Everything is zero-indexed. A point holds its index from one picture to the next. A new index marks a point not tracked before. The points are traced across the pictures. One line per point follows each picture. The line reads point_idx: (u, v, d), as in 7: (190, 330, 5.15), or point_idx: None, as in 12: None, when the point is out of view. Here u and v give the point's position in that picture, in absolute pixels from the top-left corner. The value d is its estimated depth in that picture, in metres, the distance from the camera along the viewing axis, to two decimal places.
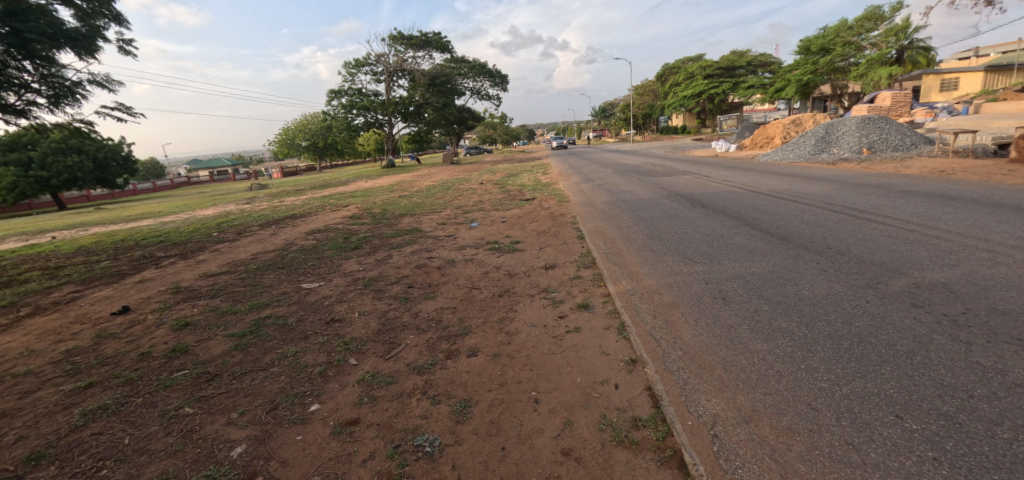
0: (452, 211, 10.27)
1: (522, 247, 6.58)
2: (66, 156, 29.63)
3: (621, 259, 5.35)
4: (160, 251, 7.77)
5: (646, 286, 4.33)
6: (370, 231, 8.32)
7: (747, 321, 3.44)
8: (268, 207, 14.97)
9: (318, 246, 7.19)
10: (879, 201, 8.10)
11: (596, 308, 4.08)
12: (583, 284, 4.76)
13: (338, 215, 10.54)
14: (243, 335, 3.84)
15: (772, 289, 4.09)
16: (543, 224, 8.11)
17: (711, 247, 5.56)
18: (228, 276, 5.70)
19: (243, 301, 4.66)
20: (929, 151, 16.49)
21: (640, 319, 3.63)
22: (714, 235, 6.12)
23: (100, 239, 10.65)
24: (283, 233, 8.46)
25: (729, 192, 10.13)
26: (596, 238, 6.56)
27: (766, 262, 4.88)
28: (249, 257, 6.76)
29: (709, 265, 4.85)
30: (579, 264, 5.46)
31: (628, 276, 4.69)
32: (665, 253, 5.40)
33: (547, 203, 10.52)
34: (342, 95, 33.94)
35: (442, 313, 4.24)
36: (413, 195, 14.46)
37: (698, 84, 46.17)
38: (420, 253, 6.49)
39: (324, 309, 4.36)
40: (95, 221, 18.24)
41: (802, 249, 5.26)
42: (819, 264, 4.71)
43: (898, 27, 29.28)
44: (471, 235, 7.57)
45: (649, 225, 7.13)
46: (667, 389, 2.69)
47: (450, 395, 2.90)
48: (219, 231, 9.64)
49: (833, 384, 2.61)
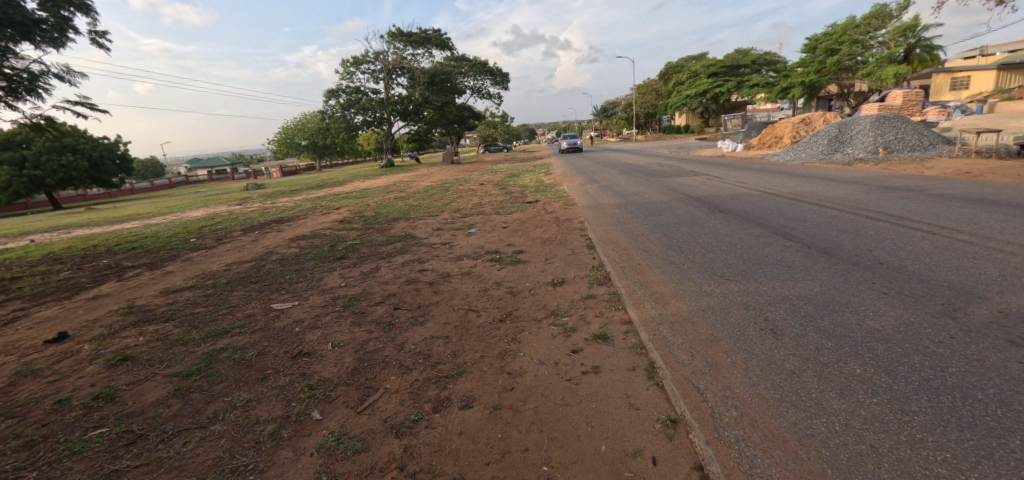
0: (449, 215, 9.59)
1: (525, 258, 5.89)
2: (60, 155, 29.00)
3: (639, 275, 4.65)
4: (129, 261, 7.10)
5: (675, 312, 3.64)
6: (359, 238, 7.64)
7: (810, 365, 2.75)
8: (258, 209, 14.26)
9: (299, 256, 6.52)
10: (917, 207, 7.35)
11: (616, 340, 3.39)
12: (597, 307, 4.06)
13: (328, 218, 9.87)
14: (187, 375, 3.17)
15: (829, 317, 3.40)
16: (548, 230, 7.43)
17: (741, 261, 4.86)
18: (191, 293, 5.02)
19: (199, 327, 3.97)
20: (950, 151, 15.78)
21: (675, 359, 2.93)
22: (742, 246, 5.42)
23: (76, 244, 9.98)
24: (266, 240, 7.79)
25: (746, 196, 9.39)
26: (608, 248, 5.86)
27: (811, 281, 4.18)
28: (221, 268, 6.09)
29: (745, 284, 4.16)
30: (591, 280, 4.76)
31: (651, 298, 3.99)
32: (691, 268, 4.70)
33: (552, 206, 9.85)
34: (340, 94, 33.28)
35: (431, 345, 3.54)
36: (409, 197, 13.76)
37: (702, 83, 45.49)
38: (411, 265, 5.79)
39: (292, 339, 3.69)
40: (81, 222, 17.58)
41: (850, 264, 4.56)
42: (875, 284, 4.01)
43: (905, 26, 28.48)
44: (469, 243, 6.89)
45: (666, 233, 6.43)
46: (726, 473, 2.01)
47: (435, 473, 2.22)
48: (199, 236, 8.95)
49: (954, 471, 1.93)
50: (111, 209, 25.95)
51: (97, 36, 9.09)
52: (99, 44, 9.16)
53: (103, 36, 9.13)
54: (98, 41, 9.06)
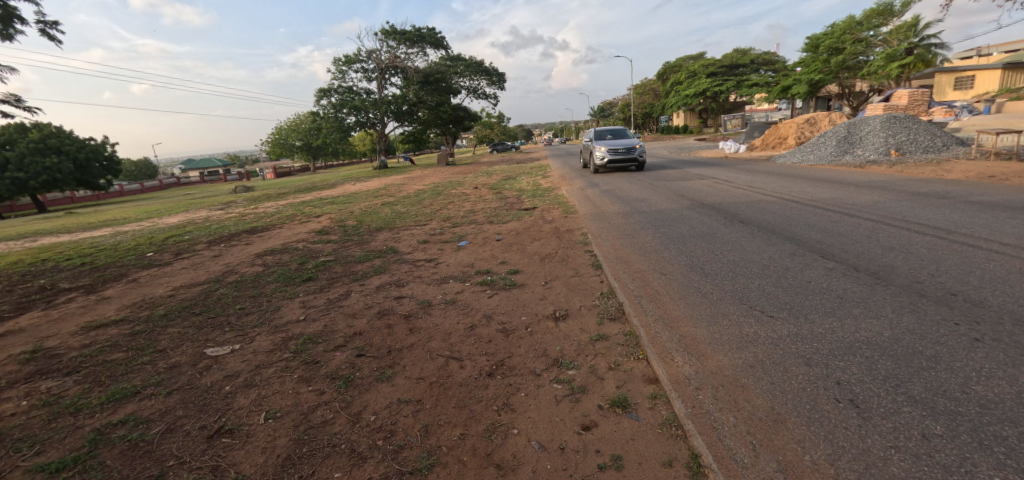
0: (439, 224, 8.76)
1: (521, 281, 5.03)
2: (45, 157, 27.97)
3: (660, 308, 3.82)
4: (68, 282, 6.19)
5: (717, 368, 2.80)
6: (334, 253, 6.76)
7: (930, 472, 1.93)
8: (237, 215, 13.31)
9: (260, 277, 5.63)
10: (963, 217, 6.52)
11: (641, 412, 2.55)
12: (612, 355, 3.21)
13: (305, 228, 9.01)
14: (56, 469, 2.31)
15: (922, 381, 2.59)
16: (547, 244, 6.56)
17: (781, 289, 4.03)
18: (115, 331, 4.15)
19: (103, 386, 3.13)
20: (966, 152, 15.08)
21: (729, 456, 2.10)
22: (777, 268, 4.61)
23: (29, 256, 9.07)
24: (229, 255, 6.90)
25: (764, 202, 8.58)
26: (617, 269, 5.03)
27: (876, 321, 3.36)
28: (165, 293, 5.20)
29: (795, 325, 3.32)
30: (602, 313, 3.91)
31: (681, 345, 3.13)
32: (723, 299, 3.87)
33: (551, 214, 9.05)
34: (331, 94, 32.49)
35: (396, 415, 2.69)
36: (397, 202, 12.87)
37: (701, 83, 44.72)
38: (387, 290, 4.92)
39: (216, 406, 2.83)
40: (53, 228, 16.54)
41: (916, 296, 3.73)
42: (959, 326, 3.20)
43: (907, 25, 27.82)
44: (457, 260, 6.04)
45: (682, 249, 5.58)
46: None
47: None
48: (162, 249, 8.07)
49: None
50: (91, 213, 24.98)
51: (47, 26, 8.25)
52: (49, 35, 8.34)
53: (53, 26, 8.29)
54: (48, 31, 8.22)
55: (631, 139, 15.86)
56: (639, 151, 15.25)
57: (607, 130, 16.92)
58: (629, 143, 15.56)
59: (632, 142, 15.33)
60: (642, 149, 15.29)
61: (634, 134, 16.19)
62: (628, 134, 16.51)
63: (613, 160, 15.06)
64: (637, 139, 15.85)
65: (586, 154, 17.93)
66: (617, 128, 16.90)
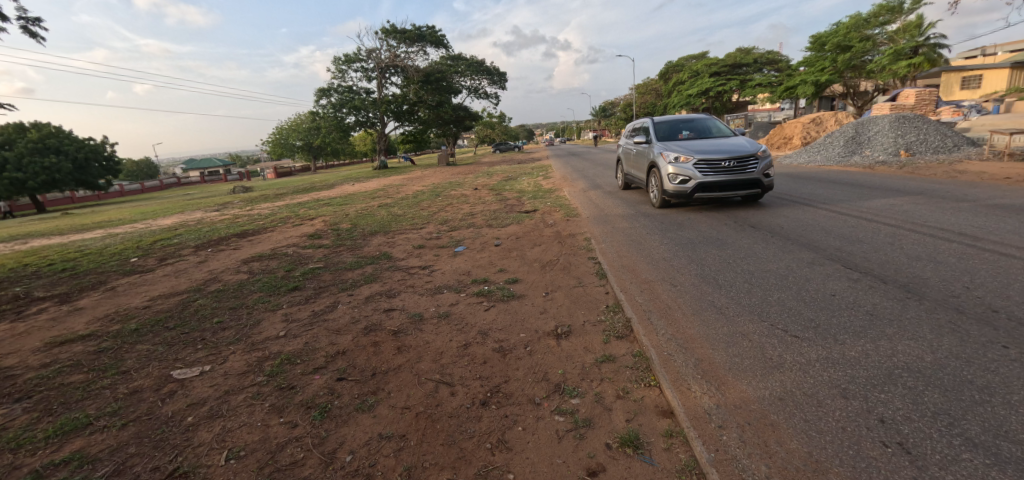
0: (436, 227, 8.45)
1: (520, 292, 4.70)
2: (44, 157, 27.73)
3: (673, 327, 3.46)
4: (44, 290, 5.89)
5: (741, 402, 2.47)
6: (324, 259, 6.42)
7: None
8: (230, 217, 12.99)
9: (244, 286, 5.31)
10: (989, 222, 6.15)
11: (655, 455, 2.22)
12: (621, 380, 2.88)
13: (297, 231, 8.70)
14: None
15: (978, 418, 2.25)
16: (548, 250, 6.23)
17: (804, 304, 3.69)
18: (81, 348, 3.83)
19: (53, 415, 2.81)
20: (978, 152, 14.70)
21: None
22: (798, 279, 4.25)
23: (13, 260, 8.77)
24: (215, 261, 6.60)
25: (773, 205, 8.23)
26: (624, 279, 4.68)
27: (915, 342, 3.01)
28: (140, 304, 4.87)
29: (826, 348, 2.98)
30: (608, 331, 3.56)
31: (697, 372, 2.80)
32: (740, 316, 3.53)
33: (552, 217, 8.72)
34: (331, 93, 32.21)
35: (376, 454, 2.36)
36: (394, 204, 12.52)
37: (704, 82, 44.21)
38: (377, 302, 4.59)
39: (174, 442, 2.51)
40: (48, 229, 16.28)
41: (954, 314, 3.38)
42: (1011, 350, 2.85)
43: (913, 24, 28.17)
44: (453, 267, 5.72)
45: (693, 258, 5.23)
46: None
47: None
48: (148, 253, 7.77)
49: None
50: (89, 213, 24.72)
51: (28, 23, 7.99)
52: (31, 33, 8.10)
53: (34, 22, 8.04)
54: (29, 28, 7.97)
55: (734, 139, 7.95)
56: (759, 162, 7.30)
57: (676, 121, 9.08)
58: (734, 146, 7.73)
59: (746, 145, 7.47)
60: (764, 161, 7.49)
61: (734, 129, 8.38)
62: (721, 129, 8.67)
63: (708, 184, 7.24)
64: (746, 139, 8.04)
65: (633, 165, 10.07)
66: (692, 118, 9.11)
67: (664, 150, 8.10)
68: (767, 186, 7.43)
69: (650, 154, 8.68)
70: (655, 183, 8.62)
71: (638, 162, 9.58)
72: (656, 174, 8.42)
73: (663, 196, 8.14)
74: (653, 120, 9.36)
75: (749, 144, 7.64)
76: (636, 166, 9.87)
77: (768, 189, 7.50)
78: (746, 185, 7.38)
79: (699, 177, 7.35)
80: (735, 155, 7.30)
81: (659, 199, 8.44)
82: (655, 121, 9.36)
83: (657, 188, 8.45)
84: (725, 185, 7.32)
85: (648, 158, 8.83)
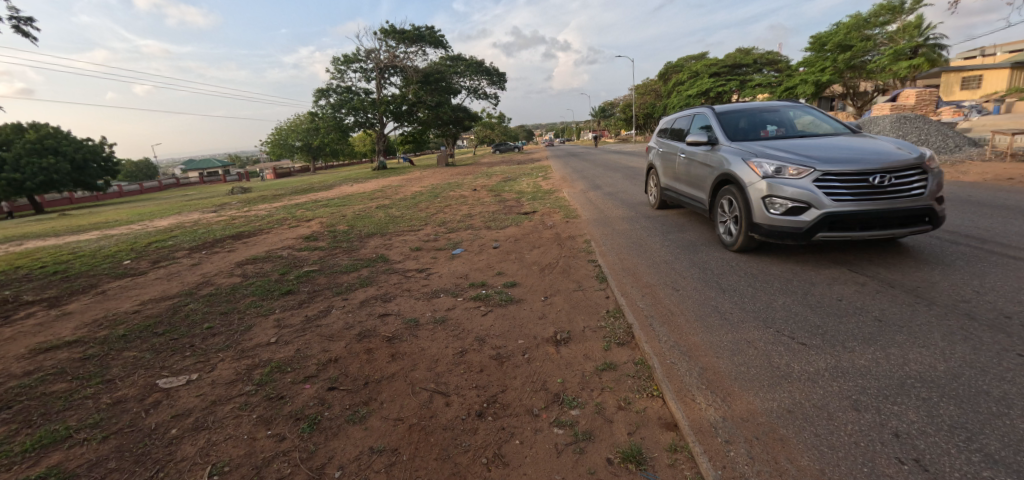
0: (434, 229, 8.35)
1: (519, 295, 4.60)
2: (42, 157, 27.57)
3: (675, 334, 3.36)
4: (34, 293, 5.78)
5: (748, 414, 2.37)
6: (320, 262, 6.31)
7: None
8: (227, 219, 12.87)
9: (237, 289, 5.21)
10: (995, 224, 6.05)
11: (659, 471, 2.11)
12: (622, 389, 2.78)
13: (294, 233, 8.60)
14: None
15: (998, 432, 2.15)
16: (547, 253, 6.13)
17: (810, 310, 3.59)
18: (66, 354, 3.72)
19: (32, 427, 2.70)
20: (979, 153, 14.63)
21: None
22: (803, 284, 4.15)
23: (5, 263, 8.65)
24: (209, 264, 6.50)
25: None
26: (625, 283, 4.57)
27: (927, 350, 2.91)
28: (130, 309, 4.76)
29: (834, 356, 2.88)
30: (609, 338, 3.45)
31: (701, 381, 2.70)
32: (745, 322, 3.42)
33: (552, 219, 8.62)
34: (330, 93, 32.15)
35: (366, 470, 2.26)
36: (392, 205, 12.41)
37: (704, 83, 44.06)
38: (373, 306, 4.49)
39: (156, 456, 2.40)
40: (45, 231, 16.18)
41: (965, 320, 3.28)
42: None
43: (912, 24, 28.24)
44: (450, 270, 5.62)
45: (695, 261, 5.12)
46: None
47: None
48: (143, 255, 7.66)
49: None
50: (86, 214, 24.55)
51: (20, 22, 7.90)
52: (23, 32, 8.00)
53: (27, 22, 7.95)
54: (21, 27, 7.88)
55: (862, 140, 4.90)
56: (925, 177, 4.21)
57: (748, 111, 6.11)
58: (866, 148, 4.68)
59: (895, 149, 4.43)
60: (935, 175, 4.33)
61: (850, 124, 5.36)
62: (822, 126, 5.67)
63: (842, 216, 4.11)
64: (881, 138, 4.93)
65: (675, 176, 7.13)
66: (771, 109, 6.11)
67: (745, 160, 5.01)
68: (940, 221, 4.28)
69: (713, 165, 5.65)
70: (722, 210, 5.56)
71: (687, 174, 6.55)
72: (727, 196, 5.33)
73: (744, 235, 5.02)
74: (710, 112, 6.36)
75: (898, 148, 4.53)
76: (681, 177, 6.83)
77: (938, 225, 4.36)
78: (904, 221, 4.23)
79: (825, 204, 4.18)
80: (887, 167, 4.17)
81: (733, 237, 5.30)
82: (712, 113, 6.36)
83: (728, 218, 5.39)
84: (872, 221, 4.17)
85: (708, 170, 5.80)
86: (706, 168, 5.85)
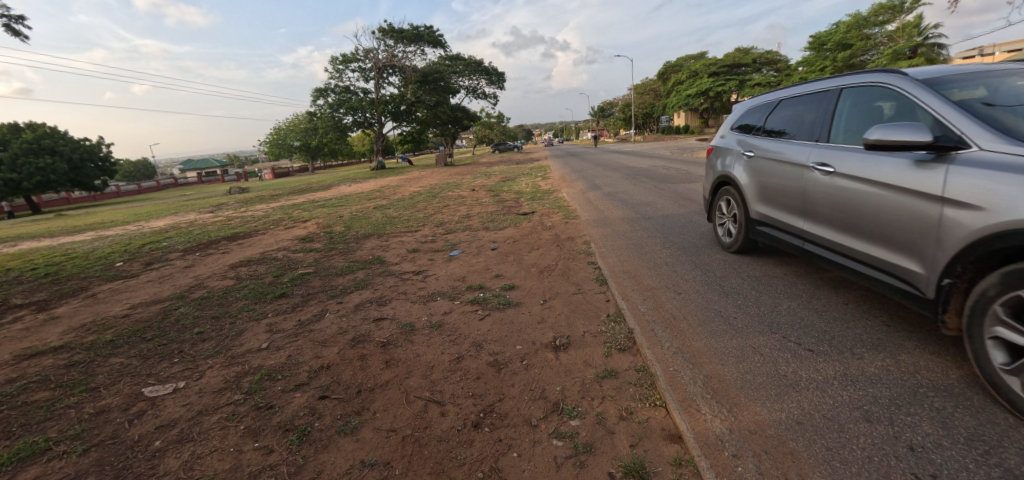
0: (431, 230, 8.24)
1: (517, 299, 4.49)
2: (39, 157, 27.40)
3: (678, 340, 3.25)
4: (23, 296, 5.67)
5: (756, 426, 2.28)
6: (315, 264, 6.20)
7: None
8: (224, 219, 12.76)
9: (229, 292, 5.10)
10: None
11: None
12: (624, 398, 2.68)
13: (290, 234, 8.49)
14: None
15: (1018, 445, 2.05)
16: (546, 255, 6.03)
17: (817, 315, 3.48)
18: (51, 361, 3.61)
19: (10, 439, 2.60)
20: None
21: None
22: (809, 287, 4.05)
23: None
24: (202, 266, 6.39)
25: None
26: (625, 286, 4.46)
27: (939, 356, 2.82)
28: (119, 313, 4.65)
29: (844, 364, 2.78)
30: (610, 344, 3.35)
31: (706, 390, 2.60)
32: (750, 328, 3.32)
33: (551, 220, 8.52)
34: (328, 93, 32.04)
35: None
36: (390, 206, 12.28)
37: (703, 82, 43.85)
38: (367, 310, 4.38)
39: (137, 471, 2.30)
40: (40, 231, 16.06)
41: None
42: None
43: (911, 24, 27.83)
44: (448, 273, 5.51)
45: (697, 263, 5.01)
46: None
47: None
48: (136, 257, 7.56)
49: None
50: (83, 214, 24.39)
51: (11, 21, 7.80)
52: (14, 31, 7.90)
53: (18, 20, 7.85)
54: (12, 26, 7.78)
55: None
56: None
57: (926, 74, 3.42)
58: None
59: None
60: None
61: None
62: None
63: None
64: None
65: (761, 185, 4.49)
66: (1018, 72, 3.03)
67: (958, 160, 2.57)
68: None
69: (947, 195, 2.55)
70: (968, 298, 2.50)
71: (829, 201, 3.45)
72: (997, 282, 2.30)
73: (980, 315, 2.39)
74: (887, 80, 3.25)
75: None
76: (807, 203, 3.74)
77: None
78: None
79: None
80: None
81: (877, 289, 3.10)
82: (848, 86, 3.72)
83: (982, 325, 2.40)
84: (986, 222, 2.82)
85: (918, 208, 2.73)
86: (909, 202, 2.78)
